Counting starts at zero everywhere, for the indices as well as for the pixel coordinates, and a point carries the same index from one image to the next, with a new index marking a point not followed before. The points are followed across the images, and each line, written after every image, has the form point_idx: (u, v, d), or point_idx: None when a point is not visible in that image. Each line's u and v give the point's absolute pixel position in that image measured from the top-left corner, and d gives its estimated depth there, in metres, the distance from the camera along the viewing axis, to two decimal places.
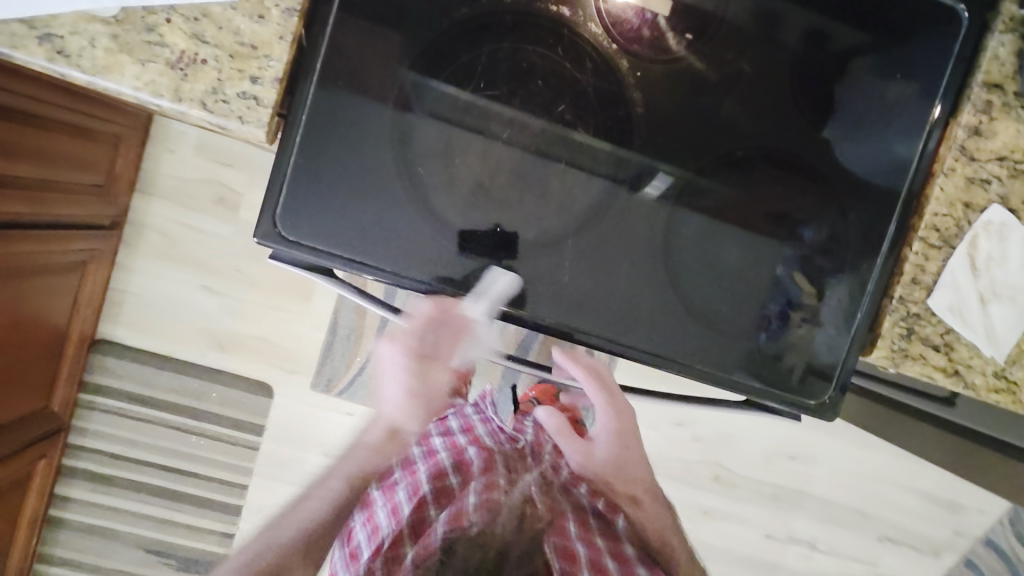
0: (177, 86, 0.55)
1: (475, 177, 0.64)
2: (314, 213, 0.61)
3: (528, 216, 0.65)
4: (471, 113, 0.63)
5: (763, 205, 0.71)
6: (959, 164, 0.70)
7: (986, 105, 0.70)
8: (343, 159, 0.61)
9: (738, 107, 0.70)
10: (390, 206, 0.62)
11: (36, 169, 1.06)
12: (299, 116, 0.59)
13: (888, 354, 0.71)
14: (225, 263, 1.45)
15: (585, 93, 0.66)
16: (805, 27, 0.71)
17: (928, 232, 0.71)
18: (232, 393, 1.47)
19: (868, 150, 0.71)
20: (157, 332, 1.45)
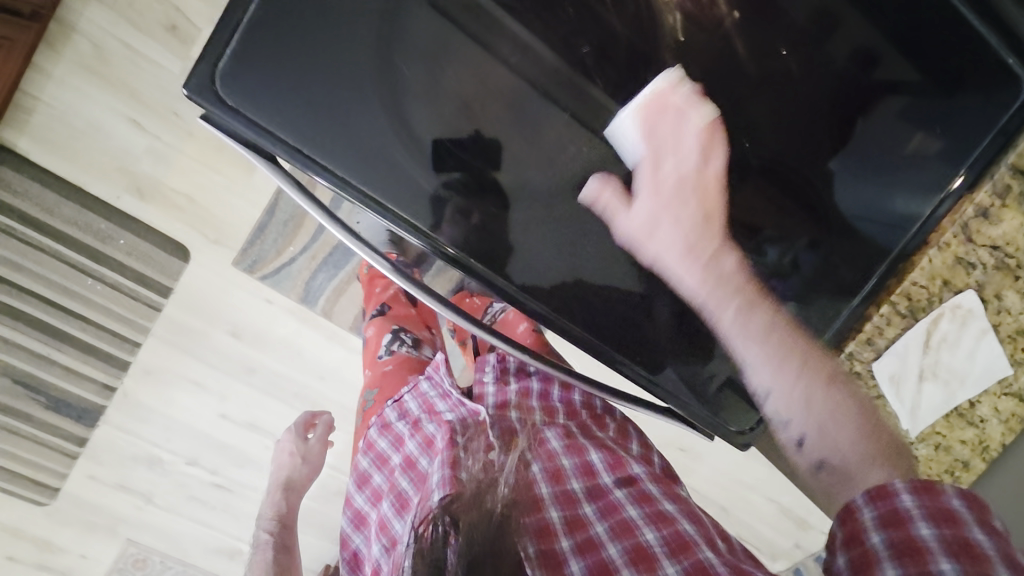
0: None
1: (463, 96, 0.68)
2: (261, 76, 0.62)
3: (512, 159, 0.73)
4: (483, 21, 0.65)
5: (747, 217, 0.80)
6: (956, 241, 0.86)
7: (1004, 189, 0.83)
8: (314, 28, 0.60)
9: (762, 108, 0.75)
10: (358, 97, 0.65)
11: None
12: None
13: None
14: (164, 103, 1.26)
15: (614, 35, 0.69)
16: (857, 43, 0.73)
17: (900, 299, 0.90)
18: (142, 244, 1.34)
19: (858, 189, 0.82)
20: (66, 155, 1.27)
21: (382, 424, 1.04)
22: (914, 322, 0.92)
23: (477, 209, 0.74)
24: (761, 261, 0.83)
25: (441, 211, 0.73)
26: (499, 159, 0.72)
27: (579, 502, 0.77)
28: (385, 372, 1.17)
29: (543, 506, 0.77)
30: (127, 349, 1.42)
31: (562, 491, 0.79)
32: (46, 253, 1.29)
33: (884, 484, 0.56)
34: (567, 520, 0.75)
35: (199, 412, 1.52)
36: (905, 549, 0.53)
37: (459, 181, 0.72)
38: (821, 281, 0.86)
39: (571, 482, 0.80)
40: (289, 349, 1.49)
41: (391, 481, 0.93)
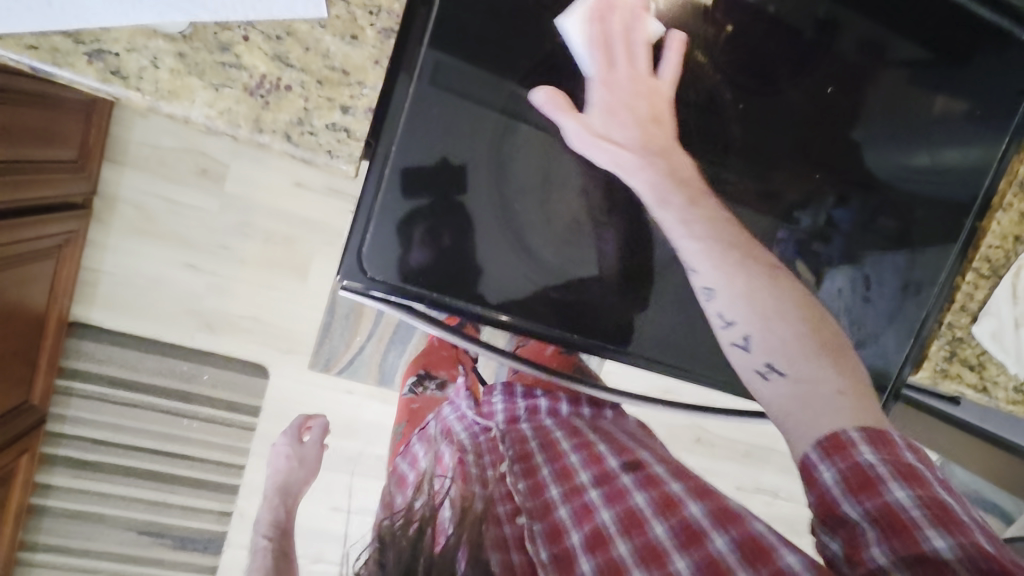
0: (257, 115, 0.51)
1: (570, 214, 0.64)
2: (400, 252, 0.60)
3: (613, 250, 0.67)
4: (569, 127, 0.62)
5: (774, 188, 0.70)
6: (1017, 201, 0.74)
7: None
8: (438, 195, 0.60)
9: (803, 129, 0.69)
10: (483, 239, 0.62)
11: (29, 150, 0.92)
12: (392, 150, 0.58)
13: (932, 373, 0.74)
14: (210, 239, 1.33)
15: (686, 122, 0.65)
16: (860, 38, 0.68)
17: (980, 263, 0.73)
18: (224, 373, 1.40)
19: (920, 161, 0.72)
20: (135, 314, 1.34)
21: (406, 449, 1.10)
22: (999, 281, 0.73)
23: (450, 224, 0.61)
24: (796, 228, 0.71)
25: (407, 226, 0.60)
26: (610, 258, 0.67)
27: (584, 492, 0.83)
28: (411, 410, 1.22)
29: (553, 507, 0.82)
30: (232, 474, 1.47)
31: (569, 488, 0.84)
32: (140, 407, 1.36)
33: (839, 431, 0.55)
34: (574, 514, 0.80)
35: (311, 512, 1.58)
36: (858, 483, 0.54)
37: (429, 208, 0.60)
38: (902, 250, 0.73)
39: (579, 474, 0.86)
40: (379, 430, 1.55)
41: (402, 497, 0.96)
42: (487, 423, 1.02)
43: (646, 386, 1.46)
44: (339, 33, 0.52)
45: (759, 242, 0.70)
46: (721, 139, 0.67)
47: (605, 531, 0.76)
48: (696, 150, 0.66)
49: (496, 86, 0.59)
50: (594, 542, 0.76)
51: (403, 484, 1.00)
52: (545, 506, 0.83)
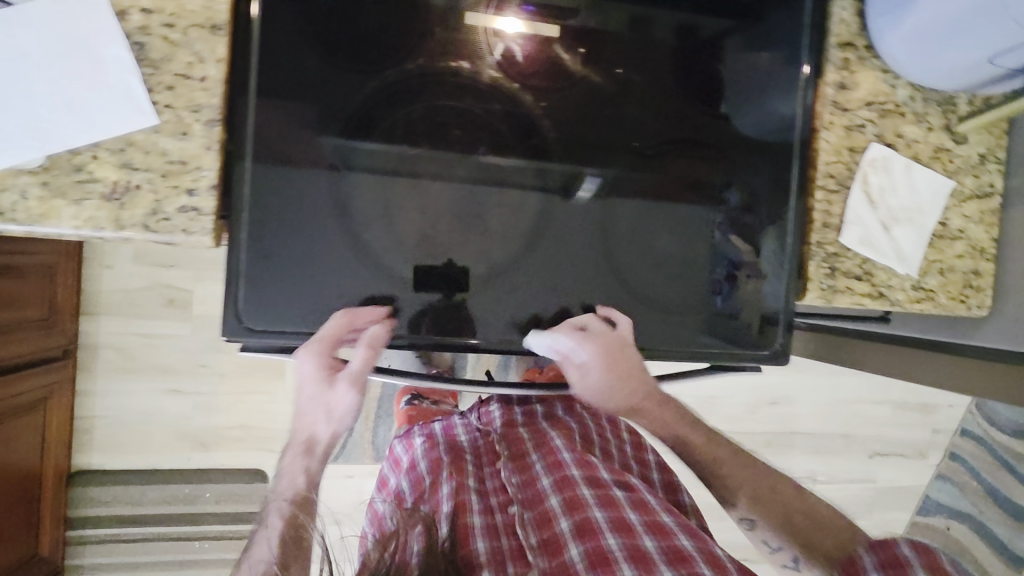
0: (117, 216, 0.56)
1: (418, 230, 0.64)
2: (273, 302, 0.62)
3: (474, 253, 0.65)
4: (404, 163, 0.63)
5: (619, 162, 0.68)
6: (836, 118, 0.73)
7: (843, 62, 0.73)
8: (294, 244, 0.61)
9: (642, 109, 0.69)
10: (344, 273, 0.63)
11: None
12: (240, 216, 0.59)
13: (820, 294, 0.73)
14: (188, 362, 1.42)
15: (497, 130, 0.65)
16: (657, 22, 0.69)
17: (825, 180, 0.73)
18: (225, 487, 1.44)
19: (746, 118, 0.72)
20: (133, 449, 1.41)
21: (402, 446, 1.14)
22: (850, 191, 0.73)
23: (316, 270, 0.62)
24: (725, 207, 0.71)
25: (270, 278, 0.61)
26: (475, 261, 0.65)
27: (588, 508, 0.83)
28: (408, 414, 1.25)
29: (554, 521, 0.83)
30: None
31: (570, 500, 0.85)
32: (151, 540, 1.39)
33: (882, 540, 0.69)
34: (577, 529, 0.81)
35: None
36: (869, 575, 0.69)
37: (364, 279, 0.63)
38: (750, 200, 0.72)
39: (581, 489, 0.86)
40: None
41: (398, 485, 1.03)
42: (489, 429, 1.06)
43: None
44: (173, 130, 0.57)
45: (693, 234, 0.70)
46: (525, 146, 0.66)
47: (611, 555, 0.76)
48: (508, 163, 0.65)
49: (313, 137, 0.61)
50: (594, 558, 0.76)
51: (399, 470, 1.07)
52: (546, 519, 0.84)
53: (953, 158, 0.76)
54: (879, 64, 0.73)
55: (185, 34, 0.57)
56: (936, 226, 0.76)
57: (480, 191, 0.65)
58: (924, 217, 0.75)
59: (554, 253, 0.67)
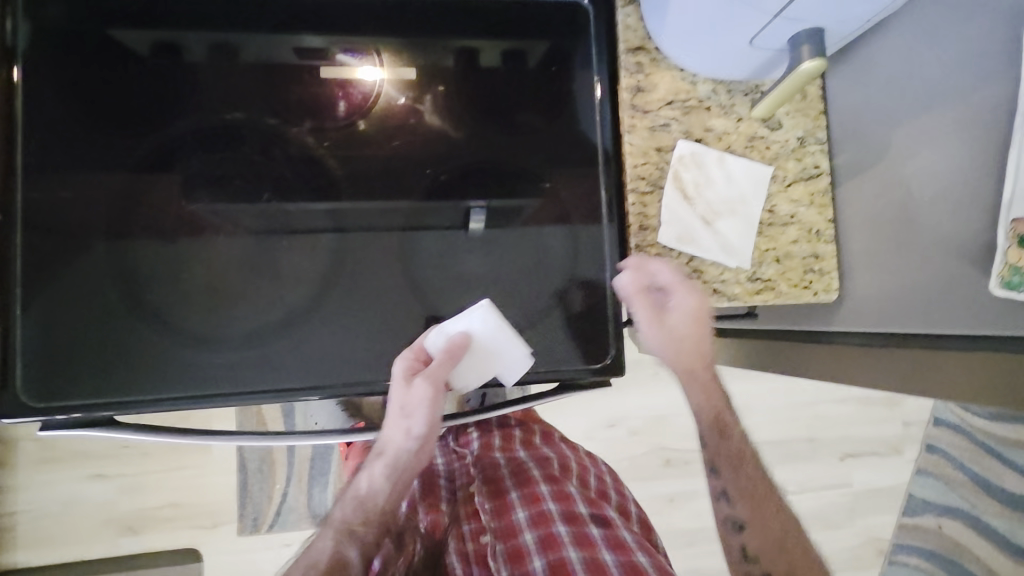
0: None
1: (204, 284, 0.64)
2: (53, 374, 0.60)
3: (263, 301, 0.65)
4: (183, 220, 0.64)
5: (414, 191, 0.69)
6: (637, 120, 0.73)
7: (637, 66, 0.73)
8: (72, 314, 0.61)
9: (436, 136, 0.71)
10: (124, 337, 0.62)
11: None
12: (15, 290, 0.60)
13: (648, 297, 0.71)
14: (109, 445, 1.40)
15: (282, 176, 0.67)
16: (442, 54, 0.71)
17: (635, 183, 0.72)
18: (157, 571, 1.39)
19: (545, 135, 0.73)
20: (59, 542, 1.38)
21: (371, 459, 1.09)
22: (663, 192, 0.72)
23: (96, 337, 0.61)
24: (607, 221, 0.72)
25: (48, 351, 0.60)
26: (267, 307, 0.65)
27: (561, 547, 0.82)
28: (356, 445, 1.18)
29: (527, 559, 0.82)
30: None
31: (546, 537, 0.84)
32: None
33: None
34: (550, 570, 0.81)
35: None
36: None
37: (199, 335, 0.63)
38: (556, 216, 0.71)
39: (556, 526, 0.85)
40: None
41: None
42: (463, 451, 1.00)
43: (567, 423, 1.39)
44: None
45: (570, 250, 0.71)
46: (311, 189, 0.67)
47: None
48: (295, 207, 0.66)
49: (92, 203, 0.63)
50: None
51: None
52: (521, 554, 0.83)
53: (769, 144, 0.75)
54: (672, 63, 0.73)
55: None
56: (761, 214, 0.74)
57: (267, 239, 0.65)
58: (744, 206, 0.73)
59: (353, 292, 0.66)
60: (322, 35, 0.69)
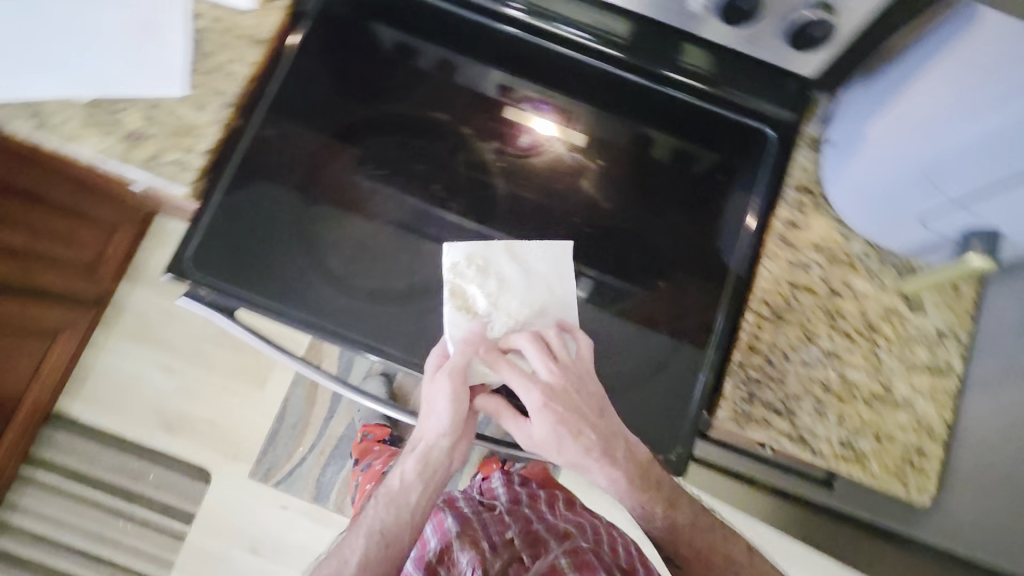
0: (127, 153, 0.69)
1: (358, 237, 0.73)
2: (220, 256, 0.71)
3: (395, 270, 0.73)
4: (366, 181, 0.75)
5: (556, 232, 0.76)
6: (781, 250, 0.74)
7: (799, 204, 0.75)
8: (254, 217, 0.72)
9: (594, 194, 0.78)
10: (281, 250, 0.72)
11: (46, 243, 1.20)
12: (221, 181, 0.72)
13: (733, 416, 0.70)
14: (189, 346, 1.54)
15: (455, 176, 0.76)
16: (625, 131, 0.81)
17: (758, 305, 0.73)
18: (170, 475, 1.48)
19: (687, 228, 0.79)
20: (110, 409, 1.50)
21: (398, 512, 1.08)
22: (784, 324, 0.72)
23: (263, 241, 0.72)
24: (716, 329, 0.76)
25: (225, 237, 0.71)
26: (397, 276, 0.73)
27: None
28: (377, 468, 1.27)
29: None
30: None
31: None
32: (88, 502, 1.45)
33: None
34: None
35: None
36: None
37: (335, 274, 0.72)
38: (671, 317, 0.76)
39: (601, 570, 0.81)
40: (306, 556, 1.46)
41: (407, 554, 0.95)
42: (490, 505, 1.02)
43: None
44: (193, 103, 0.71)
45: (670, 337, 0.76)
46: (473, 200, 0.76)
47: None
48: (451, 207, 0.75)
49: (309, 140, 0.76)
50: None
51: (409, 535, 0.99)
52: None
53: (904, 323, 0.73)
54: (833, 214, 0.76)
55: (231, 40, 0.73)
56: (873, 387, 0.72)
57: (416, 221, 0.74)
58: (856, 372, 0.72)
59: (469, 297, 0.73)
60: (532, 84, 0.81)
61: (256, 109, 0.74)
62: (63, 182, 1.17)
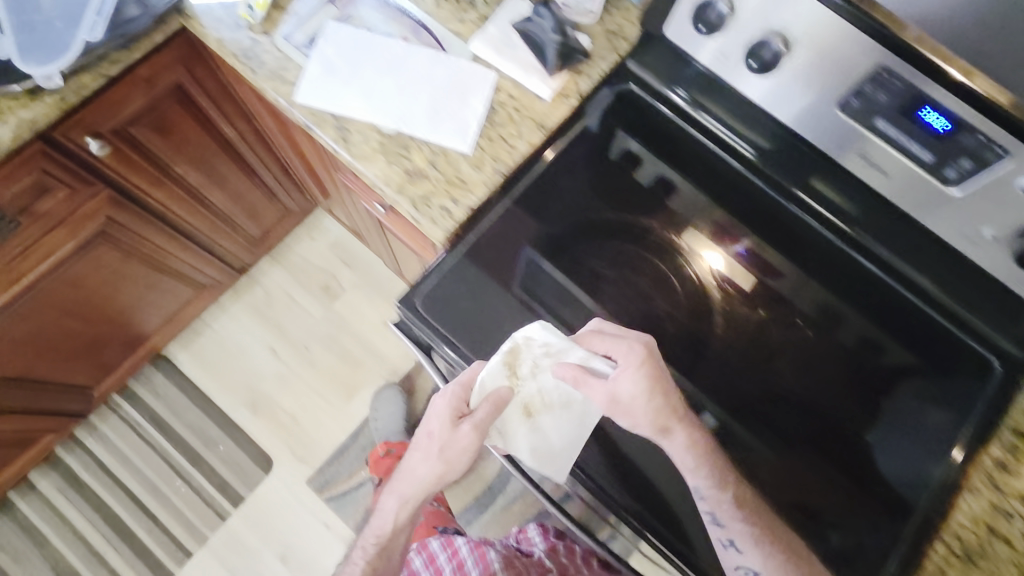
0: (403, 186, 0.76)
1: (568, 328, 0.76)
2: (443, 300, 0.75)
3: None
4: (591, 278, 0.77)
5: (749, 390, 0.74)
6: (985, 489, 0.69)
7: (1013, 446, 0.70)
8: (483, 277, 0.76)
9: (795, 364, 0.75)
10: (496, 316, 0.75)
11: (231, 206, 1.26)
12: (469, 234, 0.76)
13: None
14: (299, 337, 1.60)
15: (676, 302, 0.77)
16: (839, 312, 0.77)
17: (950, 538, 0.68)
18: (237, 453, 1.49)
19: (879, 431, 0.73)
20: (209, 370, 1.56)
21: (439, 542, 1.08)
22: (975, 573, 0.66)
23: (483, 302, 0.75)
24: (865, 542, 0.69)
25: (453, 286, 0.75)
26: None
27: None
28: None
29: None
30: (175, 559, 1.41)
31: None
32: (155, 451, 1.48)
33: None
34: None
35: None
36: None
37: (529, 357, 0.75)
38: (800, 492, 0.71)
39: None
40: None
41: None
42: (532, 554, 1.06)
43: None
44: (473, 162, 0.77)
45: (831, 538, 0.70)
46: (681, 344, 0.76)
47: None
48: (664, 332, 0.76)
49: (551, 232, 0.78)
50: None
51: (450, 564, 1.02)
52: None
53: None
54: None
55: (522, 118, 0.79)
56: None
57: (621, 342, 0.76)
58: None
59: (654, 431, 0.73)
60: (764, 240, 0.80)
61: (519, 179, 0.78)
62: (275, 161, 1.27)
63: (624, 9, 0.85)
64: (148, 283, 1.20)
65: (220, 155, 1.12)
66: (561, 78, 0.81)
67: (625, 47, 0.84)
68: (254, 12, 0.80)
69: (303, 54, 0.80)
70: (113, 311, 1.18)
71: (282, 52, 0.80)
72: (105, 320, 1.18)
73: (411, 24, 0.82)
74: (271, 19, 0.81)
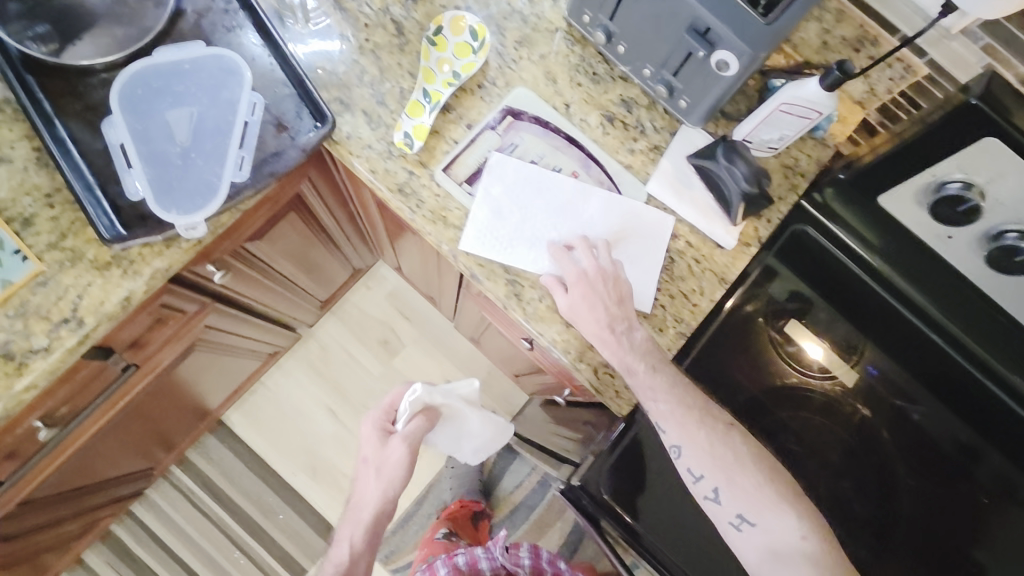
0: (582, 353, 0.71)
1: None
2: (624, 483, 0.79)
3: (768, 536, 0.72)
4: (772, 449, 0.78)
5: (916, 562, 0.75)
6: None
7: None
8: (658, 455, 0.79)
9: (956, 526, 0.76)
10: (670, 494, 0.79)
11: (309, 284, 1.17)
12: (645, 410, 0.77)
13: None
14: (358, 395, 1.53)
15: (863, 477, 0.77)
16: (997, 473, 0.77)
17: None
18: (297, 520, 1.45)
19: None
20: (265, 432, 1.49)
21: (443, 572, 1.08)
22: None
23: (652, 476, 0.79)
24: None
25: (625, 463, 0.79)
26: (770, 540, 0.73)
27: None
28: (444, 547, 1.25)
29: None
30: None
31: None
32: (211, 519, 1.44)
33: None
34: None
35: None
36: None
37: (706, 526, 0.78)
38: None
39: None
40: None
41: None
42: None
43: None
44: (654, 323, 0.72)
45: None
46: (868, 527, 0.76)
47: None
48: (840, 502, 0.77)
49: (735, 395, 0.79)
50: None
51: None
52: None
53: None
54: None
55: (700, 271, 0.74)
56: None
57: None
58: None
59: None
60: (925, 391, 0.78)
61: (689, 350, 0.77)
62: (356, 231, 1.16)
63: (802, 139, 0.79)
64: (219, 367, 1.12)
65: (314, 245, 1.02)
66: (742, 221, 0.75)
67: (804, 183, 0.78)
68: (412, 141, 0.71)
69: (467, 194, 0.72)
70: (181, 400, 1.10)
71: (442, 189, 0.72)
72: (173, 409, 1.10)
73: (580, 155, 0.75)
74: (429, 148, 0.72)
